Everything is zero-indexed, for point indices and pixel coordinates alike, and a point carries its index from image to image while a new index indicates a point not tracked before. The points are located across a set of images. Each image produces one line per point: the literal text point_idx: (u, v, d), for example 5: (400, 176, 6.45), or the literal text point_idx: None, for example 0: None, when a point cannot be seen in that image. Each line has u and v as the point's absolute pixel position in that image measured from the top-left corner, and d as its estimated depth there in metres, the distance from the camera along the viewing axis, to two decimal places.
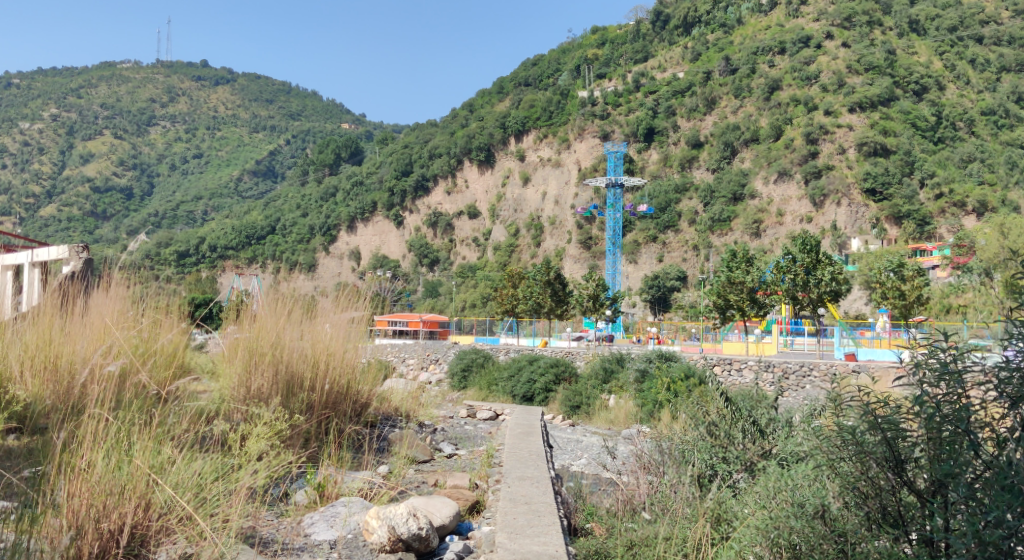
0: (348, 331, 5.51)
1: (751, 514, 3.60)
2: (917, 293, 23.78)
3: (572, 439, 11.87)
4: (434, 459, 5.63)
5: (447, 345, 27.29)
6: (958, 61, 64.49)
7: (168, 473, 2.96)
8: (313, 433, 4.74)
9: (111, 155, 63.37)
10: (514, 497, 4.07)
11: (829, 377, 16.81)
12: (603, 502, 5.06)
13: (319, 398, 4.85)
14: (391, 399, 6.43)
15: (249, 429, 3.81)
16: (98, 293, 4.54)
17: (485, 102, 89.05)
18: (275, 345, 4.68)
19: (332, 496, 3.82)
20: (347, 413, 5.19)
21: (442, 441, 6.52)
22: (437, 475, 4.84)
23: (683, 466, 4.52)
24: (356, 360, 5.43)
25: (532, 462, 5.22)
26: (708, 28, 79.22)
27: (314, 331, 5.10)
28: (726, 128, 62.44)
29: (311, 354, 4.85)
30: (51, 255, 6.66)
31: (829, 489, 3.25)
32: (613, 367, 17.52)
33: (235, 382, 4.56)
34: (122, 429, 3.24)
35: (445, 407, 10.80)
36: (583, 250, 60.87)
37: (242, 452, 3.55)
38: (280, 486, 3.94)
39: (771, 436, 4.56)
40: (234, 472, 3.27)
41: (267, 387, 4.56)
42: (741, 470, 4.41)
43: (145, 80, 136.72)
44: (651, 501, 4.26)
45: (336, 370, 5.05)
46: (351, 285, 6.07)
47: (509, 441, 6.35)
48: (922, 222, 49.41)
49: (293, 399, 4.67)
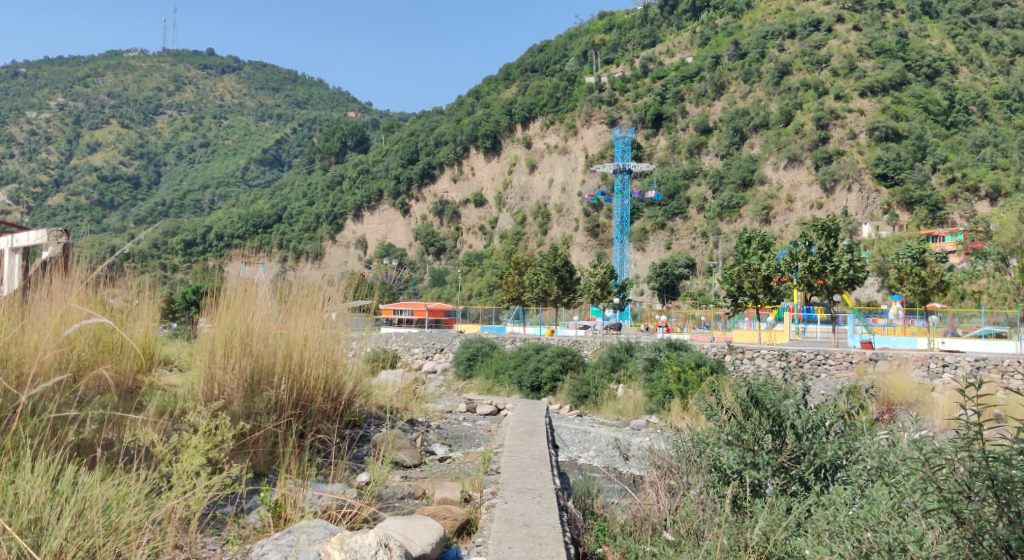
0: (334, 321, 5.11)
1: (816, 556, 3.15)
2: (937, 281, 22.93)
3: (580, 431, 11.49)
4: (425, 463, 5.29)
5: (452, 333, 26.84)
6: (970, 44, 63.15)
7: (64, 514, 2.60)
8: (296, 438, 4.36)
9: (117, 143, 62.32)
10: (511, 518, 3.62)
11: (846, 366, 16.36)
12: (614, 516, 4.57)
13: (286, 398, 4.37)
14: (378, 395, 6.04)
15: (192, 440, 3.29)
16: (58, 287, 4.21)
17: (491, 87, 88.02)
18: (253, 337, 4.31)
19: (289, 521, 3.32)
20: (322, 416, 4.73)
21: (435, 441, 6.11)
22: (425, 485, 4.46)
23: (706, 484, 4.14)
24: (337, 353, 5.00)
25: (533, 469, 4.76)
26: (717, 12, 78.35)
27: (293, 319, 4.70)
28: (735, 113, 61.46)
29: (285, 346, 4.46)
30: (31, 239, 6.12)
31: (918, 528, 2.83)
32: (621, 355, 16.85)
33: (206, 386, 4.22)
34: (41, 467, 2.87)
35: (446, 399, 10.51)
36: (590, 238, 60.11)
37: (177, 470, 3.06)
38: (233, 507, 3.53)
39: (807, 438, 4.10)
40: (168, 496, 2.92)
41: (229, 385, 4.14)
42: (772, 477, 4.00)
43: (151, 70, 136.80)
44: (676, 513, 3.84)
45: (313, 361, 4.62)
46: (351, 274, 5.68)
47: (509, 441, 5.95)
48: (934, 207, 48.55)
49: (265, 403, 4.22)
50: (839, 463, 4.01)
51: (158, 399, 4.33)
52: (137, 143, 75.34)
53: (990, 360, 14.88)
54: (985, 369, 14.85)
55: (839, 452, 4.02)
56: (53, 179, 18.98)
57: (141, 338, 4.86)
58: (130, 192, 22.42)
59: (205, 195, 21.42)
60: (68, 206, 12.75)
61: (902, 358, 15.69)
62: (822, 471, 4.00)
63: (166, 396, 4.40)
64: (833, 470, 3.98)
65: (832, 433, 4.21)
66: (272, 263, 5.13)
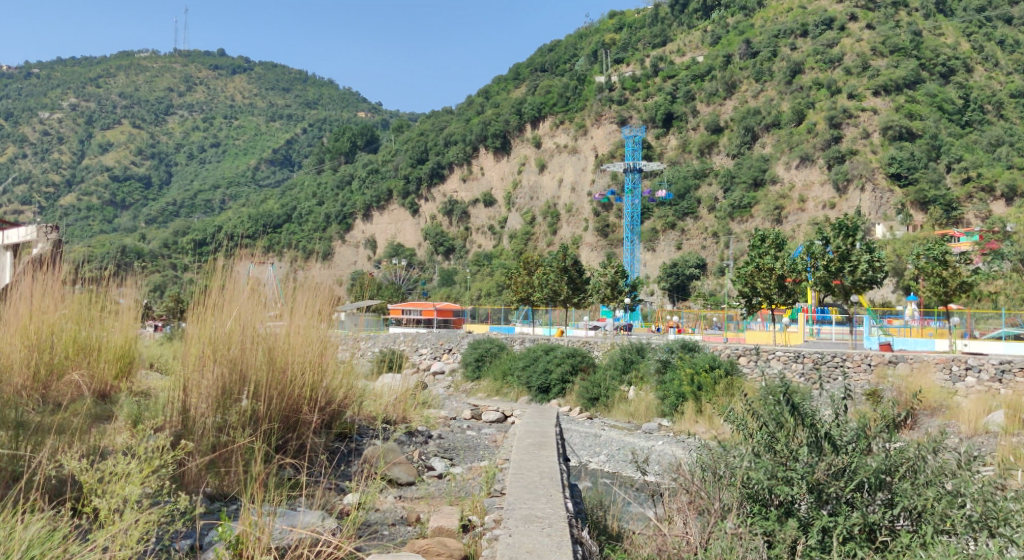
0: (318, 327, 4.76)
1: None
2: (960, 281, 21.80)
3: (591, 434, 11.24)
4: (422, 480, 5.00)
5: (461, 333, 26.09)
6: (986, 42, 62.18)
7: None
8: (277, 457, 4.07)
9: (129, 144, 62.07)
10: (513, 552, 3.24)
11: (865, 369, 15.80)
12: (631, 544, 4.15)
13: (264, 408, 4.02)
14: (369, 405, 5.75)
15: (134, 465, 2.89)
16: (23, 298, 3.97)
17: (501, 87, 87.59)
18: (233, 340, 3.99)
19: (252, 549, 2.92)
20: (308, 430, 4.41)
21: (435, 454, 5.82)
22: (418, 507, 4.19)
23: (735, 509, 3.76)
24: (325, 358, 4.67)
25: (540, 491, 4.38)
26: (728, 11, 77.63)
27: (276, 325, 4.36)
28: (746, 113, 60.75)
29: (266, 352, 4.13)
30: (16, 238, 5.58)
31: None
32: (633, 357, 16.19)
33: (179, 398, 3.92)
34: None
35: (452, 406, 10.22)
36: (599, 238, 59.59)
37: (109, 504, 2.66)
38: (193, 541, 3.18)
39: (849, 454, 3.70)
40: (102, 530, 2.55)
41: (204, 396, 3.84)
42: (806, 494, 3.61)
43: (162, 70, 137.46)
44: (710, 539, 3.45)
45: (297, 369, 4.30)
46: (339, 275, 5.32)
47: (516, 456, 5.61)
48: (949, 207, 47.45)
49: (240, 417, 3.89)
50: (884, 480, 3.62)
51: (129, 408, 4.03)
52: (149, 142, 75.40)
53: (1017, 363, 14.20)
54: (1011, 374, 14.19)
55: (881, 469, 3.61)
56: (66, 179, 19.04)
57: (116, 345, 4.60)
58: (140, 192, 22.16)
59: (215, 194, 21.37)
60: (78, 207, 12.54)
61: (924, 361, 15.23)
62: (866, 488, 3.62)
63: (138, 406, 4.11)
64: (875, 487, 3.61)
65: (874, 448, 3.80)
66: (278, 262, 4.88)
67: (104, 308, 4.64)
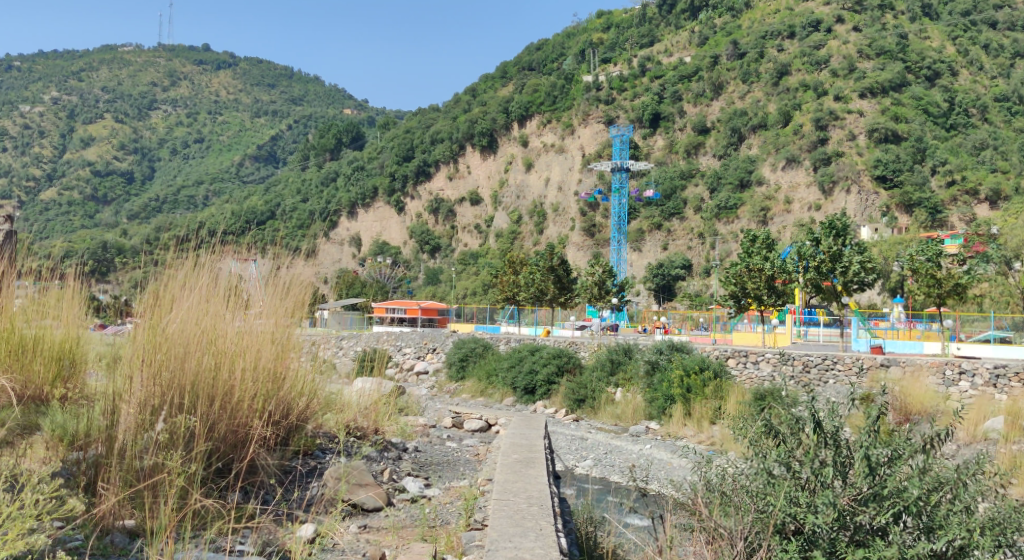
0: (277, 330, 4.30)
1: None
2: (953, 283, 21.30)
3: (578, 438, 10.89)
4: (390, 504, 4.63)
5: (444, 333, 25.57)
6: (971, 45, 62.59)
7: None
8: (219, 481, 3.69)
9: (112, 140, 60.97)
10: None
11: (857, 372, 15.55)
12: None
13: (205, 421, 3.58)
14: (333, 415, 5.32)
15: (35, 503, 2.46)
16: None
17: (487, 85, 87.01)
18: (179, 343, 3.57)
19: None
20: (257, 449, 3.99)
21: (406, 472, 5.42)
22: (385, 543, 3.82)
23: (752, 538, 3.38)
24: (286, 362, 4.27)
25: (527, 519, 4.02)
26: (715, 11, 77.52)
27: (230, 327, 3.92)
28: (733, 114, 60.82)
29: (213, 355, 3.70)
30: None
31: None
32: (620, 358, 15.75)
33: (111, 410, 3.53)
34: None
35: (431, 411, 9.82)
36: (586, 238, 59.46)
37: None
38: None
39: (880, 478, 3.40)
40: None
41: (142, 403, 3.45)
42: (833, 524, 3.26)
43: (145, 64, 136.08)
44: None
45: (248, 374, 3.86)
46: (311, 275, 4.88)
47: (497, 476, 5.23)
48: (934, 210, 47.49)
49: (170, 437, 3.47)
50: (917, 508, 3.33)
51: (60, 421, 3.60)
52: (131, 137, 74.26)
53: (1011, 368, 14.00)
54: (1005, 379, 14.00)
55: (916, 493, 3.30)
56: (45, 173, 18.29)
57: (57, 342, 4.19)
58: (123, 187, 21.53)
59: (197, 189, 20.71)
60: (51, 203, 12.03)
61: (916, 364, 14.96)
62: (899, 517, 3.32)
63: (68, 418, 3.73)
64: (908, 516, 3.33)
65: (903, 468, 3.47)
66: (257, 260, 4.48)
67: (50, 306, 4.29)
